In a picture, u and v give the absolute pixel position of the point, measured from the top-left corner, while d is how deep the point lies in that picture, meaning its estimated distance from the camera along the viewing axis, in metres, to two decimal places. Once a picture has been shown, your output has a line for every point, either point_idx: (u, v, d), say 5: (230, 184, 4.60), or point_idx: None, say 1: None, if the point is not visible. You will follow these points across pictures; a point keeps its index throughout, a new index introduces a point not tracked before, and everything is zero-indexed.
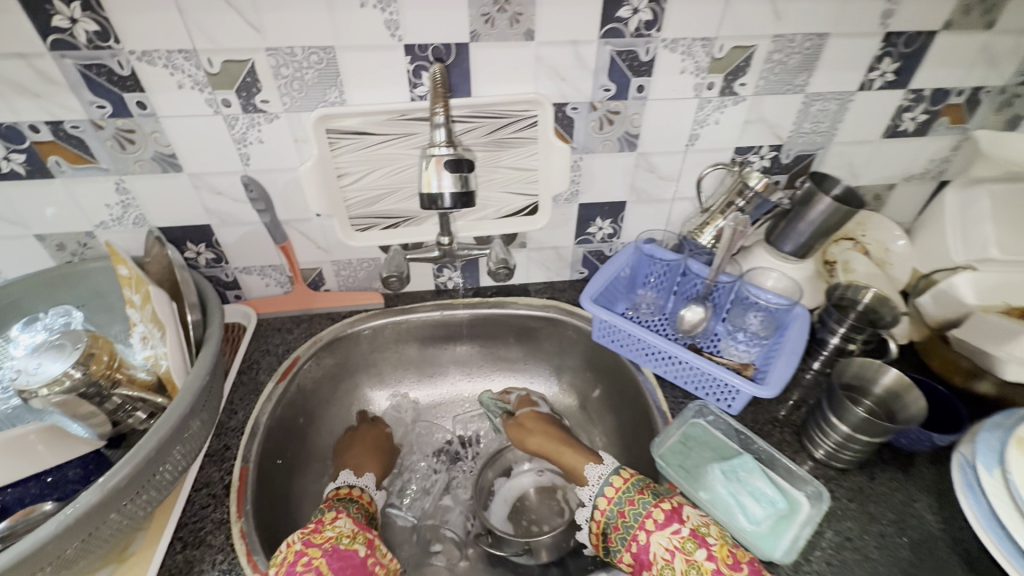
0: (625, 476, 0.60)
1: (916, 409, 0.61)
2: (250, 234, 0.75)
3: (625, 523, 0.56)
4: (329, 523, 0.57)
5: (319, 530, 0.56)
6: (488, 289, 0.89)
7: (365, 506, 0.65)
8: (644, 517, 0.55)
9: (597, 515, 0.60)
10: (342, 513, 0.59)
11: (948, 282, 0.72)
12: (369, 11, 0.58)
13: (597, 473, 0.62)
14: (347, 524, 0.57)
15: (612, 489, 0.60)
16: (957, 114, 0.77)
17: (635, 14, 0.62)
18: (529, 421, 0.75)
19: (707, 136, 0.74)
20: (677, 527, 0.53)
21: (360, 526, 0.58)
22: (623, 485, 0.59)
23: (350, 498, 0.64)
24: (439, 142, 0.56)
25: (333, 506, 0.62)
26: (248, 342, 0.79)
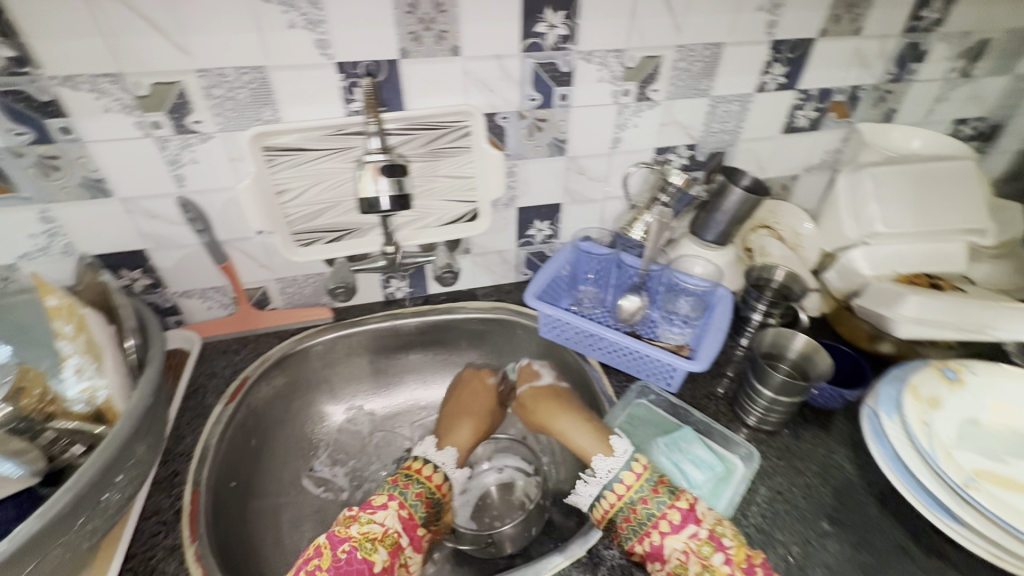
0: (637, 471, 0.60)
1: (824, 366, 0.69)
2: (189, 257, 0.74)
3: (638, 519, 0.57)
4: (368, 513, 0.58)
5: (354, 521, 0.57)
6: (437, 297, 0.91)
7: (432, 493, 0.63)
8: (660, 517, 0.56)
9: (606, 507, 0.59)
10: (396, 503, 0.60)
11: (847, 258, 0.81)
12: (298, 32, 0.60)
13: (608, 465, 0.61)
14: (387, 520, 0.58)
15: (623, 486, 0.59)
16: (841, 110, 0.88)
17: (552, 29, 0.67)
18: (533, 399, 0.74)
19: (629, 139, 0.81)
20: (694, 531, 0.54)
21: (403, 526, 0.59)
22: (634, 482, 0.59)
23: (418, 480, 0.63)
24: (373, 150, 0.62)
25: (398, 487, 0.62)
26: (193, 367, 0.77)
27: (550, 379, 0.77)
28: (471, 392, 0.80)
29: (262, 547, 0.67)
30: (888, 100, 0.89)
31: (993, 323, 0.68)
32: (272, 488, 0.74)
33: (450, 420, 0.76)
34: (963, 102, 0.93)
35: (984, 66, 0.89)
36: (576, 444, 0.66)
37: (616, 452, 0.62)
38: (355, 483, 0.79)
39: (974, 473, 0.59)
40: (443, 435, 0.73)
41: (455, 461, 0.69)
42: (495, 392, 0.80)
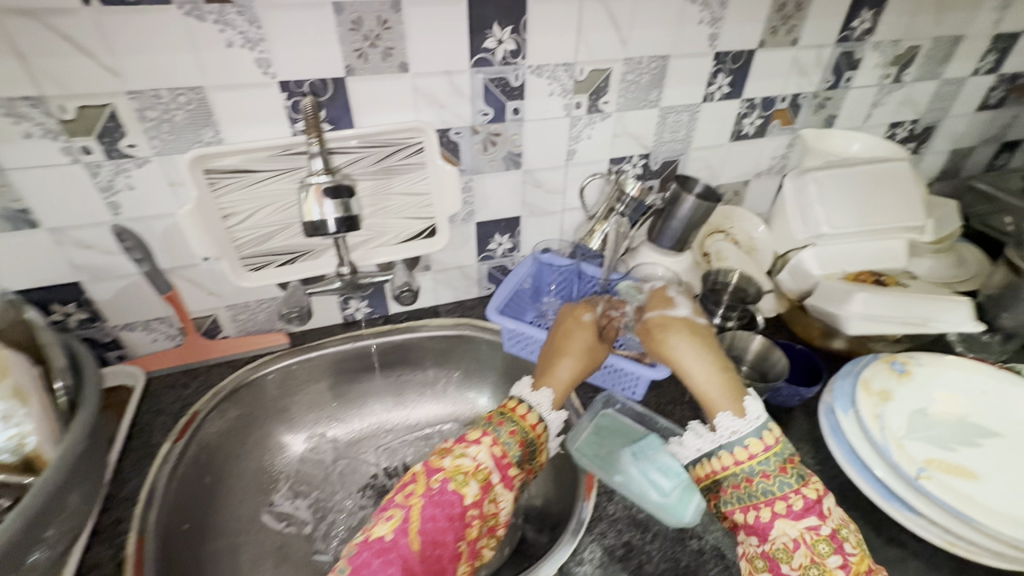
0: (765, 442, 0.55)
1: (778, 367, 0.72)
2: (128, 287, 0.70)
3: (750, 490, 0.54)
4: (462, 446, 0.56)
5: (450, 452, 0.55)
6: (398, 316, 0.90)
7: (525, 433, 0.58)
8: (778, 497, 0.52)
9: (718, 466, 0.57)
10: (491, 441, 0.56)
11: (798, 259, 0.84)
12: (237, 51, 0.58)
13: (732, 427, 0.56)
14: (479, 455, 0.55)
15: (744, 452, 0.55)
16: (785, 117, 0.91)
17: (500, 44, 0.67)
18: (657, 329, 0.65)
19: (583, 150, 0.81)
20: (815, 523, 0.50)
21: (494, 463, 0.55)
22: (759, 453, 0.55)
23: (512, 418, 0.59)
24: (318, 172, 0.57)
25: (491, 423, 0.59)
26: (138, 403, 0.72)
27: (686, 311, 0.66)
28: (573, 326, 0.69)
29: None
30: (828, 106, 0.93)
31: (935, 316, 0.71)
32: (229, 527, 0.70)
33: (548, 357, 0.67)
34: (896, 107, 0.98)
35: (912, 73, 0.94)
36: (700, 391, 0.60)
37: (747, 418, 0.56)
38: (318, 514, 0.75)
39: (925, 462, 0.60)
40: (540, 374, 0.66)
41: (551, 402, 0.62)
42: (593, 330, 0.69)
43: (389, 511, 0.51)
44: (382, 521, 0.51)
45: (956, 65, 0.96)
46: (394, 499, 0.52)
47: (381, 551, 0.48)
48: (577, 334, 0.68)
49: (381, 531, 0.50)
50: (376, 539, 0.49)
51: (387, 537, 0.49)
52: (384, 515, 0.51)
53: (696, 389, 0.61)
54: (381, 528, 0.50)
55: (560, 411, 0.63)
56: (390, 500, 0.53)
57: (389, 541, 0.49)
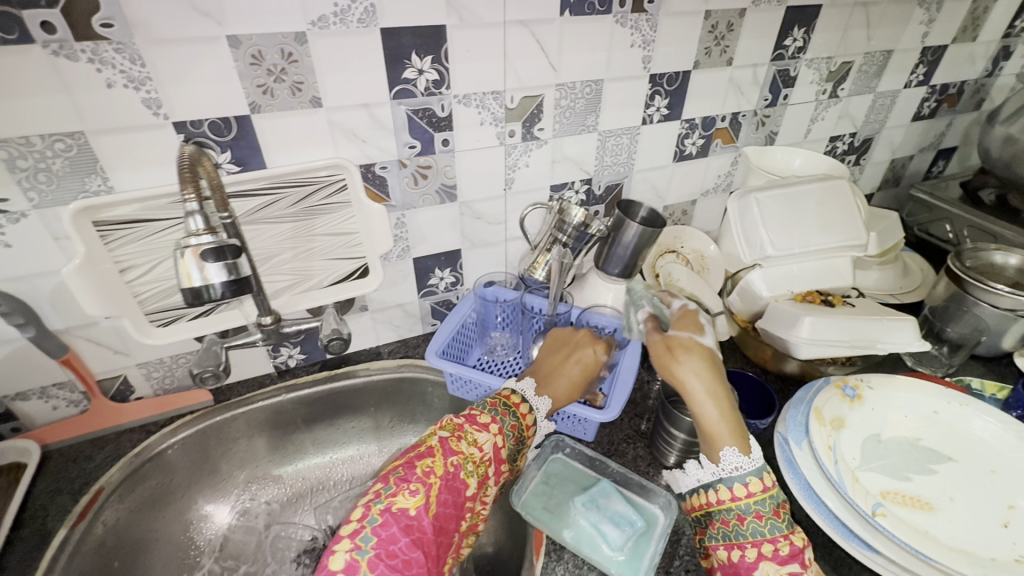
0: (765, 483, 0.55)
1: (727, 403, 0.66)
2: (14, 354, 0.63)
3: (738, 529, 0.54)
4: (474, 431, 0.56)
5: (462, 435, 0.56)
6: (336, 360, 0.84)
7: (524, 429, 0.60)
8: (767, 540, 0.53)
9: (712, 498, 0.57)
10: (501, 434, 0.58)
11: (747, 280, 0.82)
12: (120, 91, 0.52)
13: (734, 463, 0.55)
14: (488, 445, 0.56)
15: (743, 489, 0.55)
16: (726, 136, 0.90)
17: (421, 74, 0.63)
18: (679, 348, 0.61)
19: (522, 178, 0.78)
20: (797, 570, 0.51)
21: (496, 456, 0.57)
22: (758, 492, 0.54)
23: (514, 411, 0.60)
24: (194, 231, 0.46)
25: (499, 410, 0.59)
26: (31, 484, 0.64)
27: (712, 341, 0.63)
28: (579, 346, 0.69)
29: None
30: (768, 123, 0.92)
31: (882, 337, 0.70)
32: None
33: (546, 367, 0.67)
34: (835, 121, 0.99)
35: (847, 87, 0.95)
36: (706, 423, 0.57)
37: (749, 455, 0.55)
38: None
39: (880, 496, 0.59)
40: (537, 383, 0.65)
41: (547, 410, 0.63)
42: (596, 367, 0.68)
43: (411, 484, 0.50)
44: (404, 493, 0.49)
45: (889, 78, 0.98)
46: (414, 471, 0.51)
47: (407, 527, 0.48)
48: (580, 357, 0.68)
49: (405, 504, 0.49)
50: (400, 511, 0.48)
51: (412, 512, 0.49)
52: (407, 486, 0.50)
53: (701, 418, 0.58)
54: (404, 500, 0.49)
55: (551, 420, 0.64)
56: (407, 470, 0.51)
57: (414, 517, 0.49)
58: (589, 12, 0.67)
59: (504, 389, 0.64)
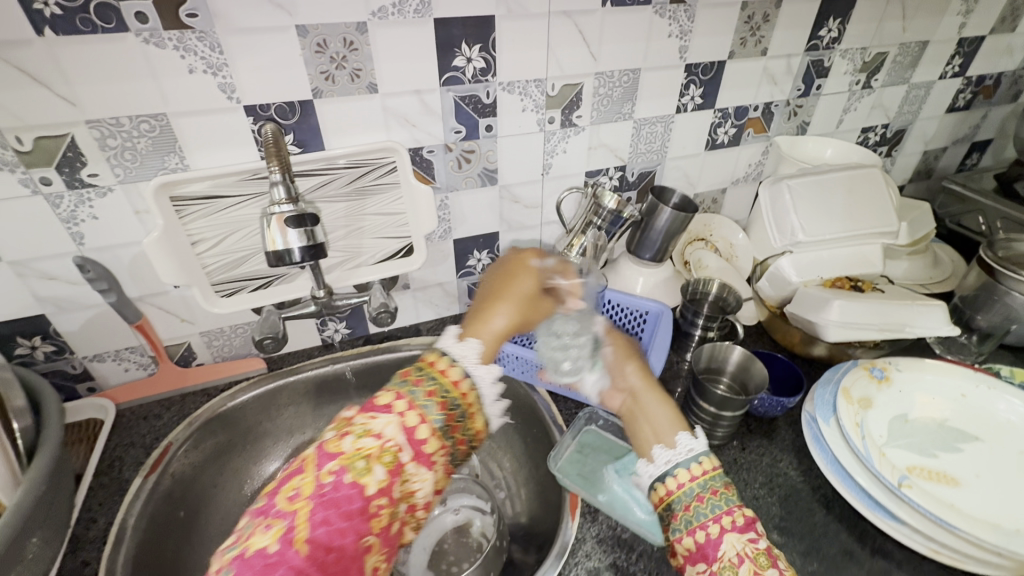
0: (714, 463, 0.50)
1: (760, 375, 0.69)
2: (96, 317, 0.69)
3: (698, 509, 0.47)
4: (367, 418, 0.43)
5: (350, 430, 0.43)
6: (379, 336, 0.88)
7: (448, 393, 0.46)
8: (724, 513, 0.46)
9: (669, 486, 0.49)
10: (409, 412, 0.44)
11: (776, 266, 0.84)
12: (200, 76, 0.57)
13: (688, 446, 0.51)
14: (388, 430, 0.43)
15: (699, 467, 0.49)
16: (758, 126, 0.92)
17: (469, 62, 0.67)
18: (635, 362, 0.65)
19: (559, 164, 0.81)
20: (756, 536, 0.45)
21: (407, 439, 0.43)
22: (711, 470, 0.49)
23: (432, 375, 0.47)
24: (277, 200, 0.52)
25: (407, 383, 0.46)
26: (108, 438, 0.70)
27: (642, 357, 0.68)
28: (520, 281, 0.62)
29: None
30: (800, 114, 0.93)
31: (910, 321, 0.72)
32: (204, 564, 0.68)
33: (480, 306, 0.59)
34: (868, 112, 0.99)
35: (881, 78, 0.95)
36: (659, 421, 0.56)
37: (700, 436, 0.52)
38: None
39: (906, 469, 0.61)
40: (477, 322, 0.56)
41: (478, 354, 0.51)
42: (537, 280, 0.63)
43: (269, 518, 0.39)
44: (261, 530, 0.38)
45: (923, 70, 0.98)
46: (275, 501, 0.40)
47: (266, 568, 0.36)
48: (523, 285, 0.61)
49: (261, 543, 0.37)
50: (255, 553, 0.37)
51: (270, 550, 0.37)
52: (265, 522, 0.39)
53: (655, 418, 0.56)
54: (261, 538, 0.38)
55: (490, 366, 0.51)
56: (269, 501, 0.40)
57: (274, 555, 0.37)
58: (629, 4, 0.70)
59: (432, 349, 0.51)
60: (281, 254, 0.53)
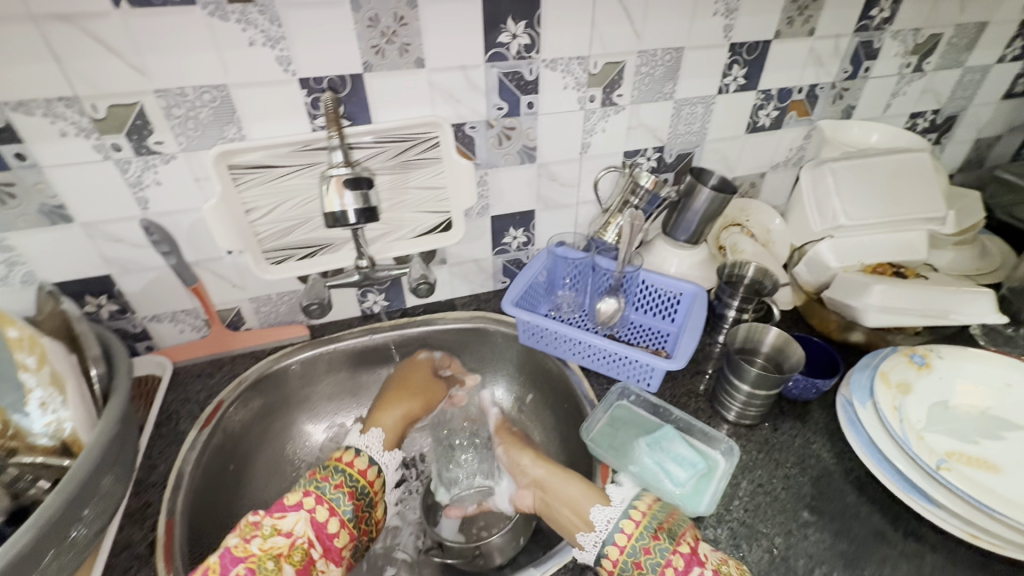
0: (636, 519, 0.57)
1: (796, 358, 0.69)
2: (156, 280, 0.73)
3: (644, 574, 0.54)
4: (275, 520, 0.56)
5: (258, 532, 0.55)
6: (416, 309, 0.91)
7: (353, 480, 0.64)
8: (664, 566, 0.53)
9: (608, 565, 0.56)
10: (320, 508, 0.58)
11: (815, 251, 0.83)
12: (259, 49, 0.60)
13: (606, 516, 0.57)
14: (298, 528, 0.56)
15: (623, 536, 0.56)
16: (802, 108, 0.90)
17: (514, 38, 0.68)
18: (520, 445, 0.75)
19: (597, 144, 0.82)
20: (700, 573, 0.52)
21: (316, 534, 0.57)
22: (635, 531, 0.56)
23: (342, 470, 0.64)
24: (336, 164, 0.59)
25: (314, 482, 0.61)
26: (165, 393, 0.75)
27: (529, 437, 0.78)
28: (414, 379, 0.82)
29: None
30: (846, 97, 0.91)
31: (955, 309, 0.71)
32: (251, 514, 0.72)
33: (380, 403, 0.77)
34: (918, 96, 0.96)
35: (934, 61, 0.92)
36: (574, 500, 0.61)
37: (613, 503, 0.59)
38: None
39: (945, 454, 0.61)
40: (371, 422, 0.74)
41: (381, 442, 0.70)
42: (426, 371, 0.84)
43: None
44: None
45: (979, 53, 0.94)
46: None
47: None
48: (415, 382, 0.81)
49: None
50: None
51: None
52: None
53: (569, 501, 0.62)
54: None
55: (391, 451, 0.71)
56: None
57: None
58: None
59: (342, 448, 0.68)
60: (337, 217, 0.59)
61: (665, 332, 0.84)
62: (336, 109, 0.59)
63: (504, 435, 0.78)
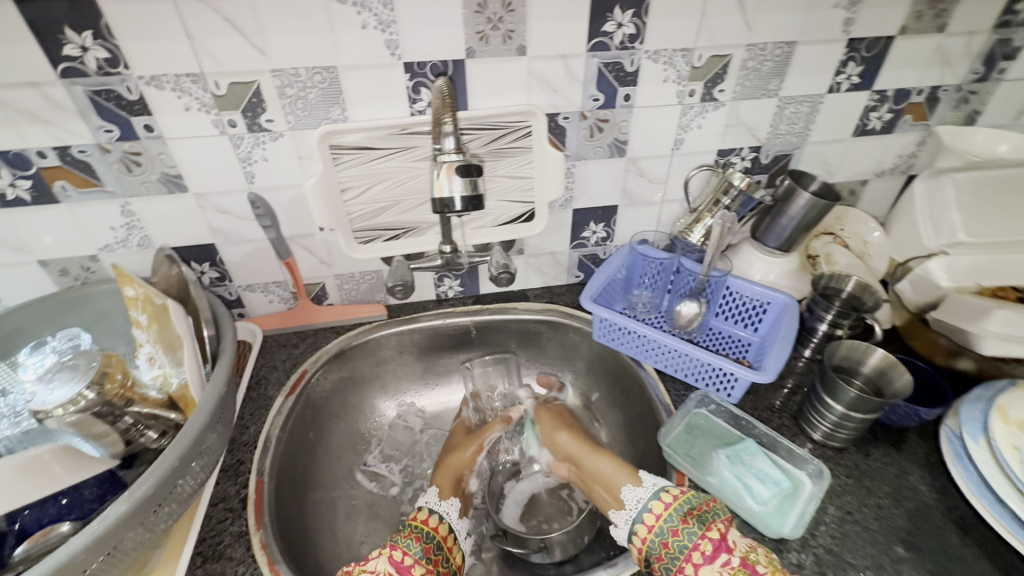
0: (666, 501, 0.59)
1: (901, 383, 0.65)
2: (254, 251, 0.77)
3: (670, 554, 0.56)
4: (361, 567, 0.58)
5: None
6: (488, 297, 0.91)
7: (424, 531, 0.63)
8: (691, 549, 0.54)
9: (638, 542, 0.59)
10: (396, 550, 0.59)
11: (923, 269, 0.78)
12: (370, 32, 0.61)
13: (637, 496, 0.61)
14: (380, 566, 0.57)
15: (652, 516, 0.58)
16: (918, 112, 0.82)
17: (619, 28, 0.66)
18: (558, 421, 0.78)
19: (691, 141, 0.79)
20: (727, 559, 0.53)
21: (396, 569, 0.57)
22: (664, 512, 0.58)
23: (423, 530, 0.63)
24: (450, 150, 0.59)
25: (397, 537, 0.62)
26: (255, 359, 0.79)
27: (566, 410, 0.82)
28: (459, 439, 0.79)
29: (317, 536, 0.69)
30: (972, 101, 0.83)
31: None
32: (327, 480, 0.76)
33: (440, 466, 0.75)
34: None
35: None
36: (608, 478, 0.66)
37: (644, 484, 0.62)
38: (407, 479, 0.80)
39: None
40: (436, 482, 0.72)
41: (438, 494, 0.69)
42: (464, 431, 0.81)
43: None
44: None
45: None
46: None
47: None
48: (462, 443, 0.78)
49: None
50: None
51: None
52: None
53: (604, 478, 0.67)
54: None
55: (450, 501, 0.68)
56: None
57: None
58: None
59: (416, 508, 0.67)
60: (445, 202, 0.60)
61: (747, 341, 0.82)
62: (452, 93, 0.58)
63: (545, 415, 0.80)
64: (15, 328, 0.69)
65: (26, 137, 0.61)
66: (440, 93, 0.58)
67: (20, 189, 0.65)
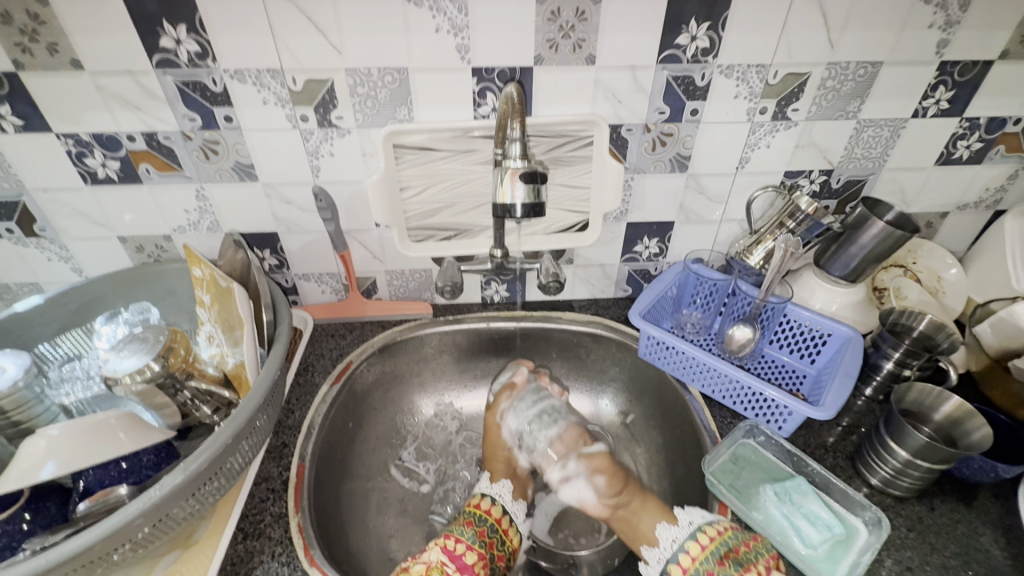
0: (701, 543, 0.58)
1: (979, 435, 0.60)
2: (312, 242, 0.80)
3: None
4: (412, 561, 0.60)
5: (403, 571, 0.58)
6: (533, 304, 0.91)
7: (474, 515, 0.65)
8: None
9: None
10: (449, 539, 0.61)
11: (1008, 311, 0.72)
12: (443, 36, 0.62)
13: (671, 536, 0.61)
14: (432, 556, 0.59)
15: (688, 557, 0.58)
16: (1013, 142, 0.76)
17: (693, 41, 0.64)
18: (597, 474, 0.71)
19: (757, 159, 0.76)
20: None
21: (449, 557, 0.59)
22: (699, 554, 0.57)
23: (482, 516, 0.65)
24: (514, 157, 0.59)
25: (454, 527, 0.63)
26: (305, 346, 0.82)
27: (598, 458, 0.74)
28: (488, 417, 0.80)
29: (350, 526, 0.69)
30: None
31: None
32: (364, 471, 0.77)
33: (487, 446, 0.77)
34: None
35: None
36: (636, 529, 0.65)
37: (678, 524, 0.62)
38: (439, 479, 0.80)
39: None
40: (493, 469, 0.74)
41: (489, 479, 0.71)
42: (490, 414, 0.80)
43: None
44: None
45: None
46: None
47: None
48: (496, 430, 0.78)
49: None
50: None
51: None
52: None
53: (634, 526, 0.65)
54: None
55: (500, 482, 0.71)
56: None
57: None
58: None
59: (472, 497, 0.70)
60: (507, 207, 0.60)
61: (802, 373, 0.78)
62: (521, 99, 0.59)
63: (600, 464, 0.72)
64: (92, 297, 0.74)
65: (118, 120, 0.65)
66: (510, 98, 0.59)
67: (109, 169, 0.70)
